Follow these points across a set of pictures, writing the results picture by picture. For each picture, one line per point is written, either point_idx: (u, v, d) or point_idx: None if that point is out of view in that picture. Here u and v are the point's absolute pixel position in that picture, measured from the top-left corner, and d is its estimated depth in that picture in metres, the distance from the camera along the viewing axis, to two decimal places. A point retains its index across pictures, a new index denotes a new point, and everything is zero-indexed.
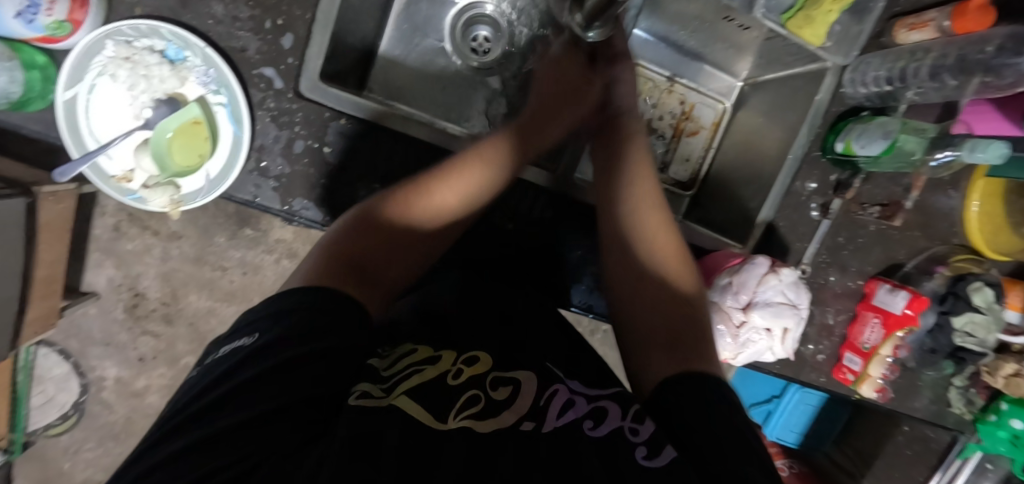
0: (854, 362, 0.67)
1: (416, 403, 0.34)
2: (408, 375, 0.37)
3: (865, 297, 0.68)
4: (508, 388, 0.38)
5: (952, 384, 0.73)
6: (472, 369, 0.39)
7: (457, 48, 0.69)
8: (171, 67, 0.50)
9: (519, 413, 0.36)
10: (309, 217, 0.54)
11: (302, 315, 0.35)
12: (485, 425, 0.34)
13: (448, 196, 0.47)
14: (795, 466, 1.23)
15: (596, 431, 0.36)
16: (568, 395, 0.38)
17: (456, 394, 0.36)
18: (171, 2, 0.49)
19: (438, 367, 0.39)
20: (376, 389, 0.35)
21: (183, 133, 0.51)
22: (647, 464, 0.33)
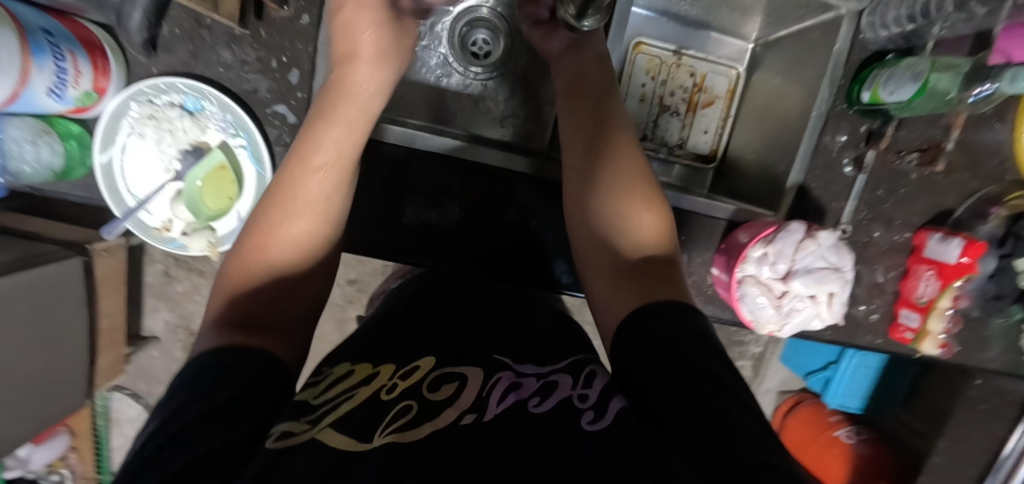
0: (912, 319, 0.64)
1: (339, 432, 0.34)
2: (338, 401, 0.37)
3: (916, 250, 0.65)
4: (453, 385, 0.39)
5: None
6: (406, 381, 0.39)
7: (458, 57, 0.70)
8: (191, 118, 0.52)
9: (461, 408, 0.36)
10: None
11: (194, 382, 0.33)
12: (416, 433, 0.34)
13: (282, 244, 0.44)
14: (863, 433, 1.17)
15: (540, 407, 0.36)
16: (515, 378, 0.40)
17: (387, 408, 0.36)
18: (183, 57, 0.51)
19: (372, 384, 0.39)
20: (299, 425, 0.34)
21: (212, 179, 0.54)
22: (589, 427, 0.34)
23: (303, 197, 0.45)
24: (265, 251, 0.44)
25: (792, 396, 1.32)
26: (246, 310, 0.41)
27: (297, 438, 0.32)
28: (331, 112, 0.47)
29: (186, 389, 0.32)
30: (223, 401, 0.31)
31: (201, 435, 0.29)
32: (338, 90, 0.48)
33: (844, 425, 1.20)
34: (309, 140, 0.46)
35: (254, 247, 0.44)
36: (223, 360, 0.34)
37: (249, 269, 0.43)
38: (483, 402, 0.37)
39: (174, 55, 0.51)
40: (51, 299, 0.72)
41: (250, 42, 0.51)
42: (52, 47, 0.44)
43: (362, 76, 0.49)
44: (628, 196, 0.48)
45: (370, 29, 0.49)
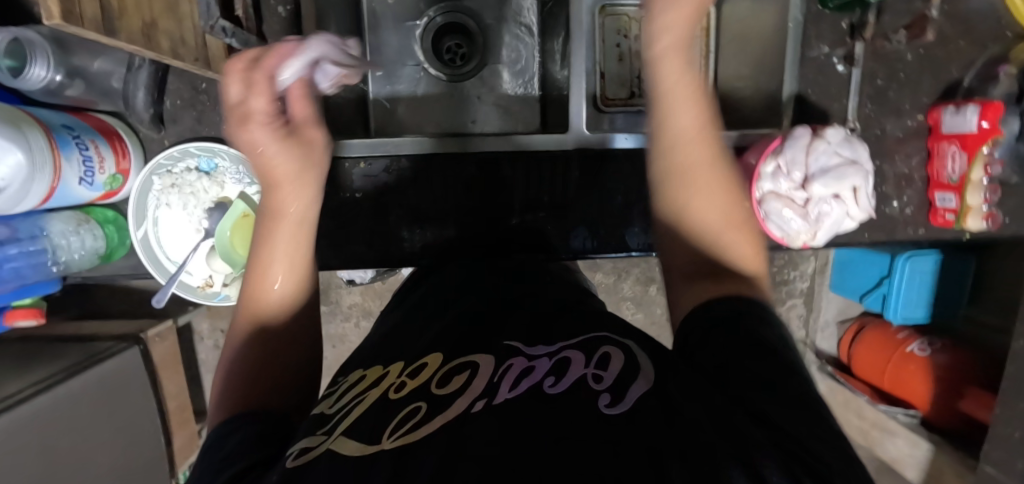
0: (948, 200, 0.63)
1: (353, 438, 0.35)
2: (348, 410, 0.39)
3: (933, 130, 0.64)
4: (464, 374, 0.38)
5: None
6: (415, 380, 0.40)
7: (435, 64, 0.73)
8: (208, 178, 0.56)
9: (473, 396, 0.35)
10: None
11: (205, 453, 0.36)
12: (425, 430, 0.33)
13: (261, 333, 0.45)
14: (937, 342, 1.14)
15: (555, 388, 0.34)
16: (527, 364, 0.37)
17: (397, 409, 0.37)
18: (189, 123, 0.55)
19: (381, 386, 0.41)
20: (316, 439, 0.35)
21: (240, 226, 0.56)
22: (608, 412, 0.31)
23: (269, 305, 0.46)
24: (247, 352, 0.44)
25: (854, 322, 1.30)
26: (246, 384, 0.42)
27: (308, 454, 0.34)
28: (266, 231, 0.46)
29: (208, 447, 0.36)
30: (225, 455, 0.35)
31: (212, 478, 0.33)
32: (270, 215, 0.46)
33: (915, 339, 1.17)
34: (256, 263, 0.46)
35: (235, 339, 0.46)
36: (234, 424, 0.38)
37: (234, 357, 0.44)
38: (495, 385, 0.36)
39: (181, 124, 0.55)
40: (119, 388, 0.77)
41: None
42: (76, 140, 0.48)
43: (287, 202, 0.45)
44: (701, 206, 0.44)
45: (280, 153, 0.43)
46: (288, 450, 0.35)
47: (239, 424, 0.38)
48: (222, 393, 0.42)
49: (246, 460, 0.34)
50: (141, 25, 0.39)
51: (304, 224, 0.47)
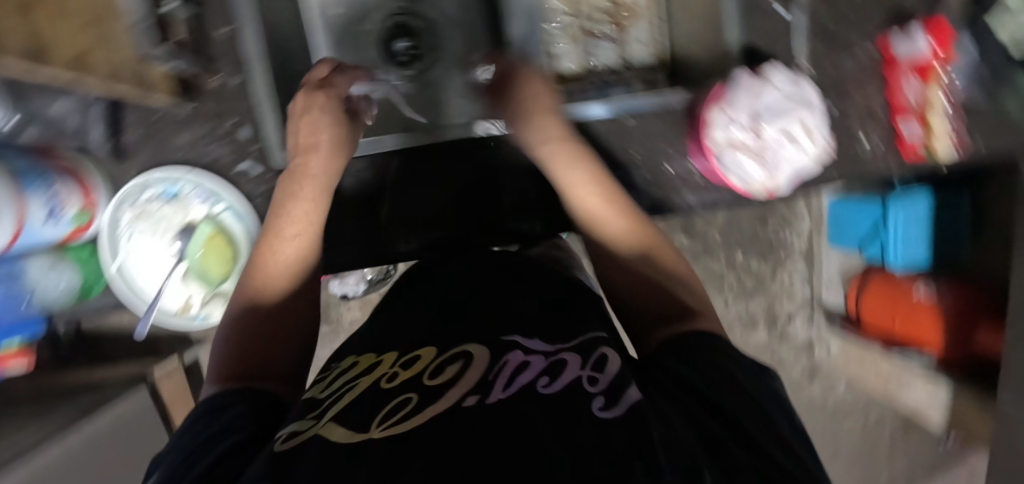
0: (914, 128, 0.63)
1: (340, 425, 0.36)
2: (339, 398, 0.41)
3: (888, 62, 0.64)
4: (457, 365, 0.41)
5: None
6: (409, 371, 0.42)
7: (388, 69, 0.74)
8: (173, 203, 0.57)
9: (465, 389, 0.37)
10: None
11: (198, 423, 0.38)
12: (408, 424, 0.35)
13: (267, 294, 0.49)
14: (943, 281, 1.12)
15: (548, 388, 0.37)
16: (522, 359, 0.41)
17: (389, 397, 0.39)
18: (148, 153, 0.56)
19: (374, 374, 0.43)
20: (303, 424, 0.37)
21: (210, 247, 0.58)
22: (603, 415, 0.34)
23: (276, 269, 0.51)
24: (244, 324, 0.48)
25: (856, 276, 1.28)
26: (247, 354, 0.45)
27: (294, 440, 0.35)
28: (289, 194, 0.53)
29: (197, 426, 0.37)
30: (217, 429, 0.36)
31: (203, 456, 0.34)
32: (297, 171, 0.54)
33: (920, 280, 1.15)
34: (275, 220, 0.52)
35: (243, 303, 0.49)
36: (225, 402, 0.40)
37: (236, 325, 0.48)
38: (489, 381, 0.38)
39: (139, 155, 0.56)
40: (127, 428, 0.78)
41: (197, 117, 0.56)
42: (42, 181, 0.51)
43: (319, 164, 0.54)
44: (641, 265, 0.54)
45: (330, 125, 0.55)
46: (279, 435, 0.36)
47: (237, 396, 0.40)
48: (221, 363, 0.45)
49: (234, 437, 0.35)
50: (73, 57, 0.40)
51: (324, 195, 0.54)
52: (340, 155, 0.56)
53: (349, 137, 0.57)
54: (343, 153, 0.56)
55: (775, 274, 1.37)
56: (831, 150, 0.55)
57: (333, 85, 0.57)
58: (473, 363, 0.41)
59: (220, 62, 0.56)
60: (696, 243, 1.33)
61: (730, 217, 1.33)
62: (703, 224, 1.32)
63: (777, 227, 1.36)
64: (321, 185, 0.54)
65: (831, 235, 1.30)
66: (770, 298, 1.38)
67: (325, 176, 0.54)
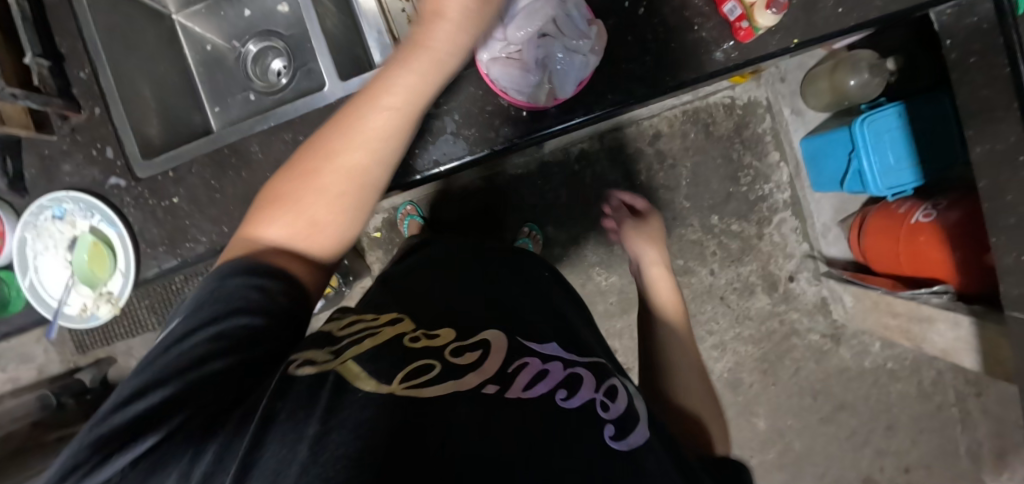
0: (734, 9, 0.59)
1: (358, 365, 0.43)
2: (357, 339, 0.49)
3: None
4: (476, 353, 0.48)
5: None
6: (430, 340, 0.49)
7: (258, 84, 0.81)
8: (62, 221, 0.67)
9: (485, 376, 0.45)
10: (161, 262, 0.66)
11: (247, 297, 0.43)
12: (430, 390, 0.41)
13: (336, 181, 0.50)
14: (944, 200, 0.96)
15: (567, 402, 0.45)
16: (541, 367, 0.48)
17: (411, 360, 0.45)
18: (42, 185, 0.68)
19: (395, 327, 0.51)
20: (321, 356, 0.44)
21: (94, 253, 0.66)
22: (614, 442, 0.43)
23: (358, 149, 0.50)
24: (300, 184, 0.50)
25: (856, 216, 1.15)
26: (302, 212, 0.50)
27: (308, 366, 0.42)
28: (393, 75, 0.52)
29: (232, 300, 0.43)
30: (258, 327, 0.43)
31: (239, 348, 0.41)
32: (416, 46, 0.53)
33: (920, 207, 0.99)
34: (374, 94, 0.51)
35: (309, 176, 0.50)
36: (263, 284, 0.45)
37: (296, 192, 0.50)
38: (509, 376, 0.46)
39: (36, 187, 0.68)
40: None
41: (73, 147, 0.67)
42: None
43: (439, 36, 0.53)
44: (684, 370, 0.66)
45: None
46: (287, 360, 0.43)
47: (276, 288, 0.45)
48: (283, 213, 0.50)
49: (265, 352, 0.42)
50: None
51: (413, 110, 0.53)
52: (455, 36, 0.53)
53: (478, 16, 0.54)
54: (456, 35, 0.53)
55: (762, 232, 1.25)
56: (604, 31, 0.60)
57: None
58: (489, 352, 0.48)
59: (84, 99, 0.67)
60: (664, 214, 1.26)
61: (695, 180, 1.25)
62: (665, 192, 1.26)
63: (753, 183, 1.25)
64: (421, 87, 0.53)
65: (813, 179, 1.18)
66: (762, 259, 1.25)
67: (426, 63, 0.53)
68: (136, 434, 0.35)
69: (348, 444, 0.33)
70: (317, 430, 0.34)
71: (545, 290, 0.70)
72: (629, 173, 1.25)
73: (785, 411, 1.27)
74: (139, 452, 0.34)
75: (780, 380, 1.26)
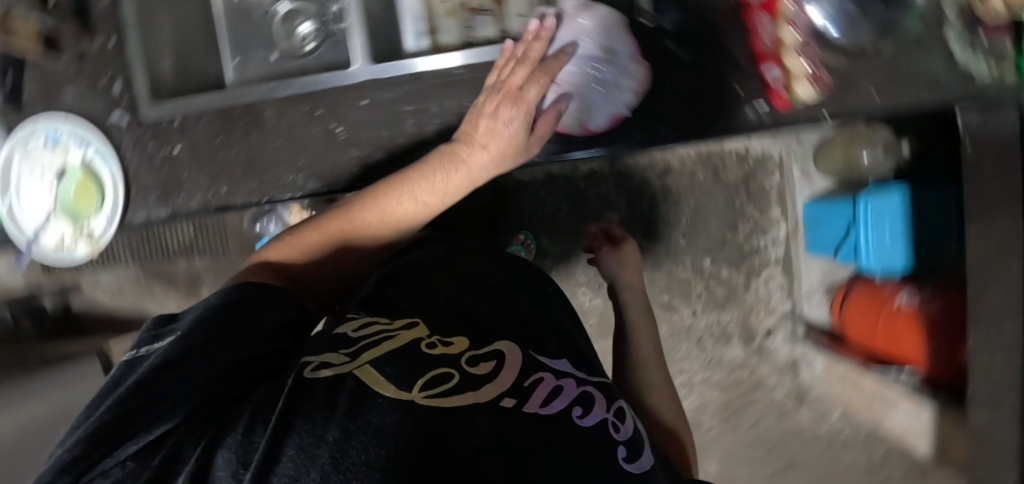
0: (774, 74, 0.60)
1: (376, 370, 0.43)
2: (373, 343, 0.49)
3: (746, 6, 0.61)
4: (491, 365, 0.49)
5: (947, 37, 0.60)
6: (446, 347, 0.51)
7: (281, 45, 0.78)
8: (53, 147, 0.64)
9: (500, 389, 0.46)
10: (152, 213, 0.64)
11: (243, 321, 0.47)
12: (455, 399, 0.42)
13: (367, 223, 0.63)
14: (928, 287, 0.98)
15: (583, 418, 0.47)
16: (553, 381, 0.51)
17: (436, 366, 0.46)
18: (39, 106, 0.65)
19: (414, 333, 0.52)
20: (339, 357, 0.45)
21: (81, 188, 0.64)
22: (626, 463, 0.46)
23: (395, 212, 0.61)
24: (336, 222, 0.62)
25: (841, 285, 1.15)
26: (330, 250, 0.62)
27: (324, 369, 0.43)
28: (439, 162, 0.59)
29: (233, 319, 0.47)
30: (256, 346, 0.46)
31: (241, 359, 0.43)
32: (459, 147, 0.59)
33: (903, 289, 1.01)
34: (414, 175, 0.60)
35: (344, 218, 0.62)
36: (251, 306, 0.50)
37: (336, 227, 0.62)
38: (525, 390, 0.47)
39: (33, 108, 0.65)
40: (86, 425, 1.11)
41: (80, 74, 0.64)
42: None
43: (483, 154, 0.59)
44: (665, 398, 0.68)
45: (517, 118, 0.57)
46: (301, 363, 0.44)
47: (262, 312, 0.50)
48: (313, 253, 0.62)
49: (234, 355, 0.43)
50: None
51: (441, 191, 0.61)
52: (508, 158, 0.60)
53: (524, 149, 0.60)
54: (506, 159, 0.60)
55: (750, 283, 1.27)
56: (647, 70, 0.61)
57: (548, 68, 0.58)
58: (503, 364, 0.50)
59: (102, 28, 0.64)
60: (658, 247, 1.27)
61: (695, 220, 1.26)
62: (664, 226, 1.26)
63: (750, 234, 1.26)
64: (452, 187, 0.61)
65: (807, 241, 1.20)
66: (744, 309, 1.27)
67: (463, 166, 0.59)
68: (116, 436, 0.34)
69: (371, 450, 0.33)
70: (339, 435, 0.34)
71: (547, 307, 0.72)
72: (633, 201, 1.26)
73: (736, 460, 1.30)
74: (129, 453, 0.33)
75: (739, 428, 1.29)
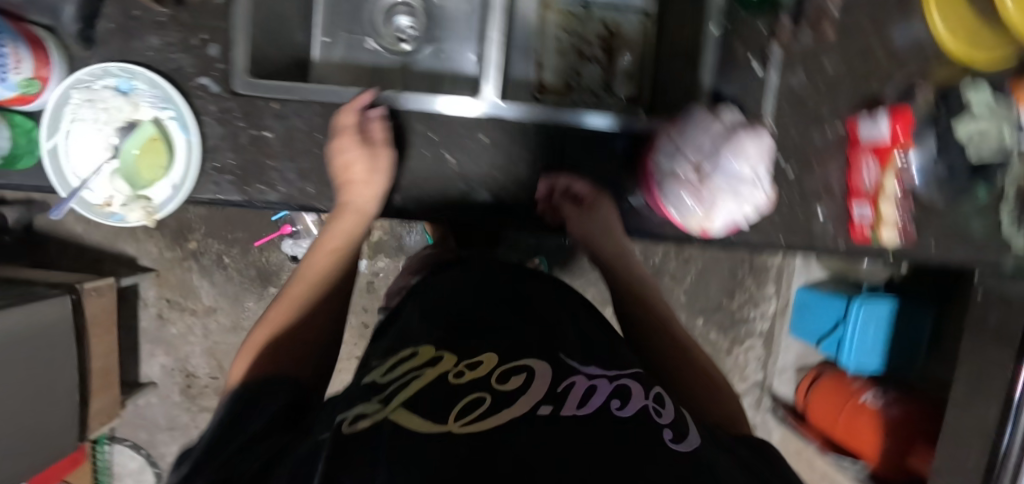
0: (865, 211, 0.63)
1: (412, 412, 0.39)
2: (403, 384, 0.44)
3: (853, 141, 0.64)
4: (522, 377, 0.44)
5: (1001, 211, 0.66)
6: (475, 373, 0.45)
7: (380, 35, 0.75)
8: (124, 97, 0.57)
9: (535, 401, 0.40)
10: (223, 195, 0.59)
11: (247, 406, 0.44)
12: (494, 421, 0.37)
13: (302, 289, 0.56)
14: (892, 392, 1.10)
15: (622, 411, 0.40)
16: (587, 381, 0.44)
17: (462, 393, 0.41)
18: (116, 48, 0.58)
19: (437, 367, 0.46)
20: (372, 406, 0.41)
21: (146, 150, 0.58)
22: (674, 445, 0.37)
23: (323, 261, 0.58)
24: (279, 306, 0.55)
25: (811, 370, 1.24)
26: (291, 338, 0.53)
27: (361, 420, 0.38)
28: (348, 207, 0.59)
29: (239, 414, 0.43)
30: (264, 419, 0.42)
31: (252, 439, 0.39)
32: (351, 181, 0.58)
33: (870, 389, 1.12)
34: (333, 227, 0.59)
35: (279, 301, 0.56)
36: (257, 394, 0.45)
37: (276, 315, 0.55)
38: (560, 395, 0.41)
39: (108, 47, 0.58)
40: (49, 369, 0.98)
41: (172, 25, 0.58)
42: None
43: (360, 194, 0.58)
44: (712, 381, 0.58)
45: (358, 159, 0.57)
46: (332, 421, 0.39)
47: (269, 388, 0.45)
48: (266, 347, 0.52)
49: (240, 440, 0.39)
50: None
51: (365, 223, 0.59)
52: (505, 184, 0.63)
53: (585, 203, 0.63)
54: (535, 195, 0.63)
55: (731, 348, 1.35)
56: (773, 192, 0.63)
57: (350, 128, 0.58)
58: (533, 377, 0.44)
59: None
60: None
61: (699, 280, 1.32)
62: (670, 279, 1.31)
63: (742, 303, 1.34)
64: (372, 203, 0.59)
65: (792, 325, 1.28)
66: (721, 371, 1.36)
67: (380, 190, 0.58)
68: None
69: None
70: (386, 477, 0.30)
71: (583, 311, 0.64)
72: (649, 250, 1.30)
73: None
74: None
75: None
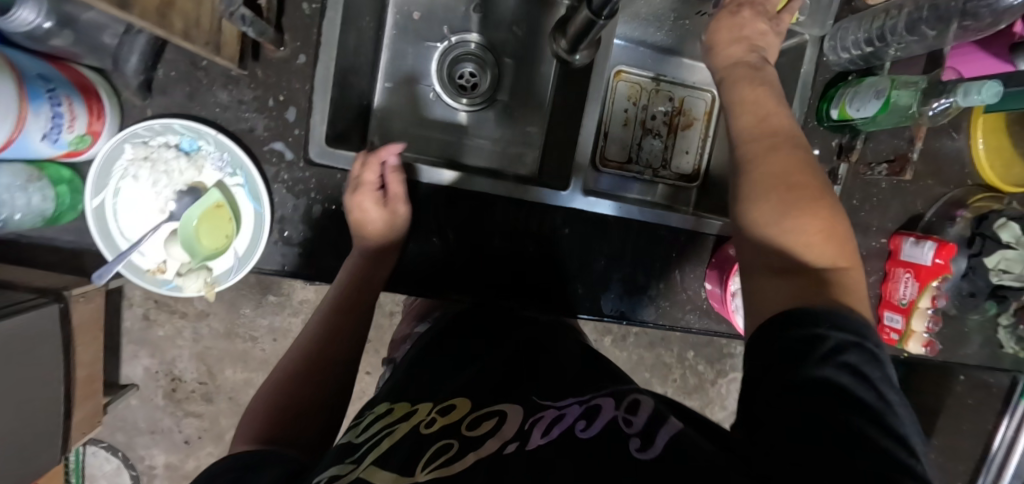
0: (895, 320, 0.67)
1: (384, 468, 0.34)
2: (377, 442, 0.38)
3: (892, 254, 0.68)
4: (493, 420, 0.37)
5: (1001, 324, 0.73)
6: (446, 417, 0.39)
7: (443, 86, 0.71)
8: (187, 158, 0.53)
9: (503, 438, 0.35)
10: (289, 268, 0.56)
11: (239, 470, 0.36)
12: (459, 466, 0.33)
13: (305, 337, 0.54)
14: None
15: (586, 431, 0.33)
16: (556, 413, 0.36)
17: (431, 440, 0.36)
18: (179, 98, 0.52)
19: (412, 421, 0.40)
20: (345, 467, 0.34)
21: (207, 217, 0.54)
22: (639, 455, 0.30)
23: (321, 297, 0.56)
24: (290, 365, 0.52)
25: None
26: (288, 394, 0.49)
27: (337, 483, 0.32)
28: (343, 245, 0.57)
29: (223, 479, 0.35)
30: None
31: None
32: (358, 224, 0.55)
33: None
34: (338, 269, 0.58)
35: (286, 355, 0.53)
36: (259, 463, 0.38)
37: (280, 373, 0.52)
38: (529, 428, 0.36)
39: (169, 96, 0.52)
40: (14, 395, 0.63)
41: (247, 81, 0.53)
42: (48, 94, 0.44)
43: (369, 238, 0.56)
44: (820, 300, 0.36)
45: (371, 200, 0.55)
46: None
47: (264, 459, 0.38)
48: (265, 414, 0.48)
49: None
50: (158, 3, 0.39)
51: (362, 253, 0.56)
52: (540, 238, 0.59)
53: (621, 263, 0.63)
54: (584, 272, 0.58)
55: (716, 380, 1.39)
56: None
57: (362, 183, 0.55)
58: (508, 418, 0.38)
59: (292, 38, 0.53)
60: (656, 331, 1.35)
61: None
62: None
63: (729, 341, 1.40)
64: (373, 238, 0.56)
65: None
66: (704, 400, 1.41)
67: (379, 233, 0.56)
68: None
69: None
70: None
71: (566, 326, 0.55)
72: None
73: None
74: None
75: None
